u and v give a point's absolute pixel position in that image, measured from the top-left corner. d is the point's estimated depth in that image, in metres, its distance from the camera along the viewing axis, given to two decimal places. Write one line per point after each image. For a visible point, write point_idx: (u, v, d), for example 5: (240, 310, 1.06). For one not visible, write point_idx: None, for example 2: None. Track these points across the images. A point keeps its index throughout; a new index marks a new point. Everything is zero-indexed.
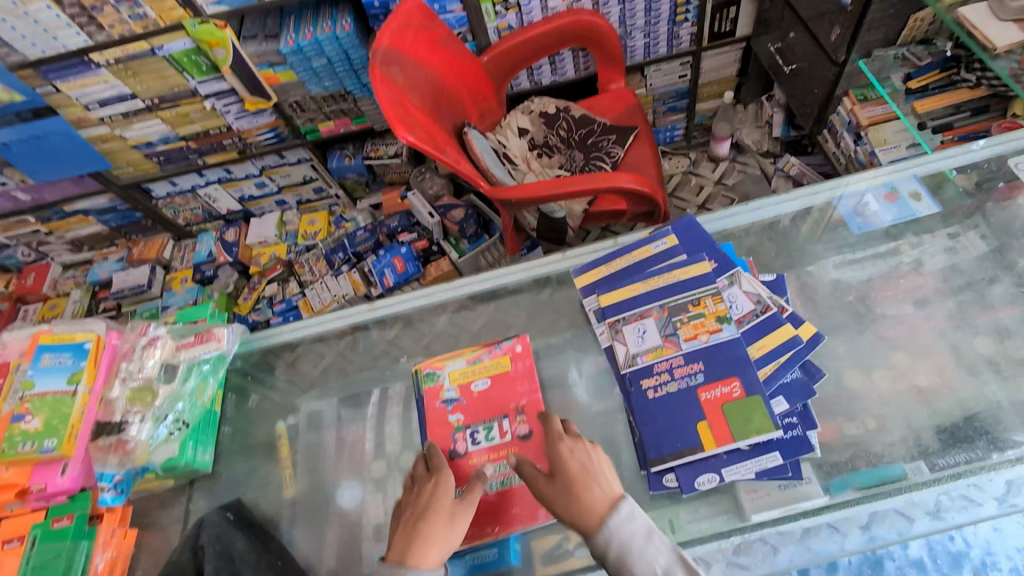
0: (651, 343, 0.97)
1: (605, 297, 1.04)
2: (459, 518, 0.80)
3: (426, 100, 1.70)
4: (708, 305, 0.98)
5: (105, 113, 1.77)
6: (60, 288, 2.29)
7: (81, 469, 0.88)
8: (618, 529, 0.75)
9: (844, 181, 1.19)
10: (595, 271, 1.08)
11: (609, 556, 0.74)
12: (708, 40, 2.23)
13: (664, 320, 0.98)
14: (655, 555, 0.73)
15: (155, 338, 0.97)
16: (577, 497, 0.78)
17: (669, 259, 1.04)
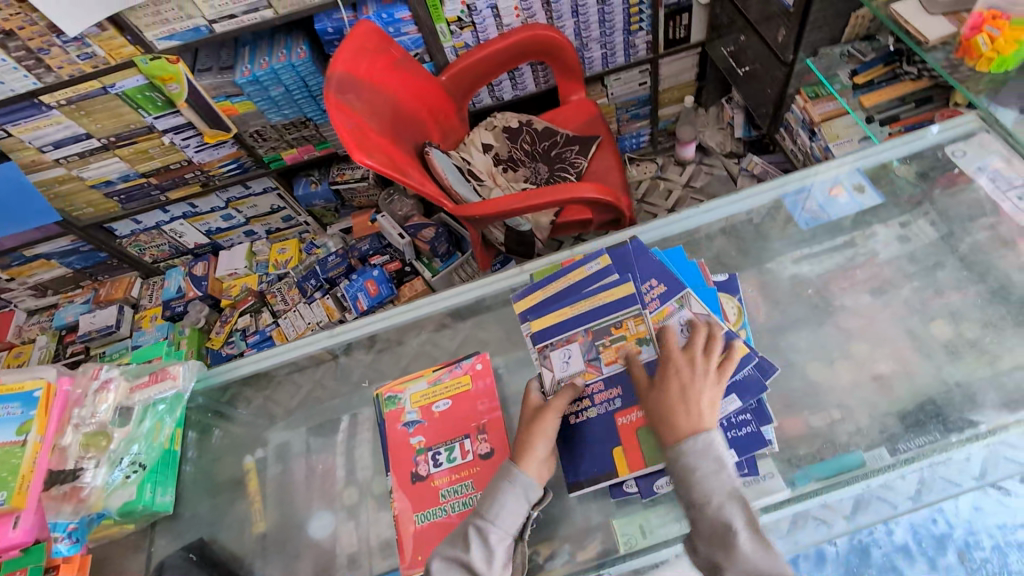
0: (575, 369, 0.93)
1: (537, 322, 0.98)
2: (543, 418, 0.86)
3: (385, 124, 1.70)
4: (629, 328, 0.92)
5: (61, 154, 1.75)
6: (26, 334, 2.25)
7: (35, 521, 0.84)
8: (692, 453, 0.77)
9: (813, 171, 1.20)
10: (533, 294, 1.03)
11: (675, 468, 0.78)
12: (664, 47, 2.27)
13: (588, 344, 0.94)
14: (718, 484, 0.75)
15: (109, 380, 0.96)
16: (666, 417, 0.80)
17: (601, 280, 0.98)
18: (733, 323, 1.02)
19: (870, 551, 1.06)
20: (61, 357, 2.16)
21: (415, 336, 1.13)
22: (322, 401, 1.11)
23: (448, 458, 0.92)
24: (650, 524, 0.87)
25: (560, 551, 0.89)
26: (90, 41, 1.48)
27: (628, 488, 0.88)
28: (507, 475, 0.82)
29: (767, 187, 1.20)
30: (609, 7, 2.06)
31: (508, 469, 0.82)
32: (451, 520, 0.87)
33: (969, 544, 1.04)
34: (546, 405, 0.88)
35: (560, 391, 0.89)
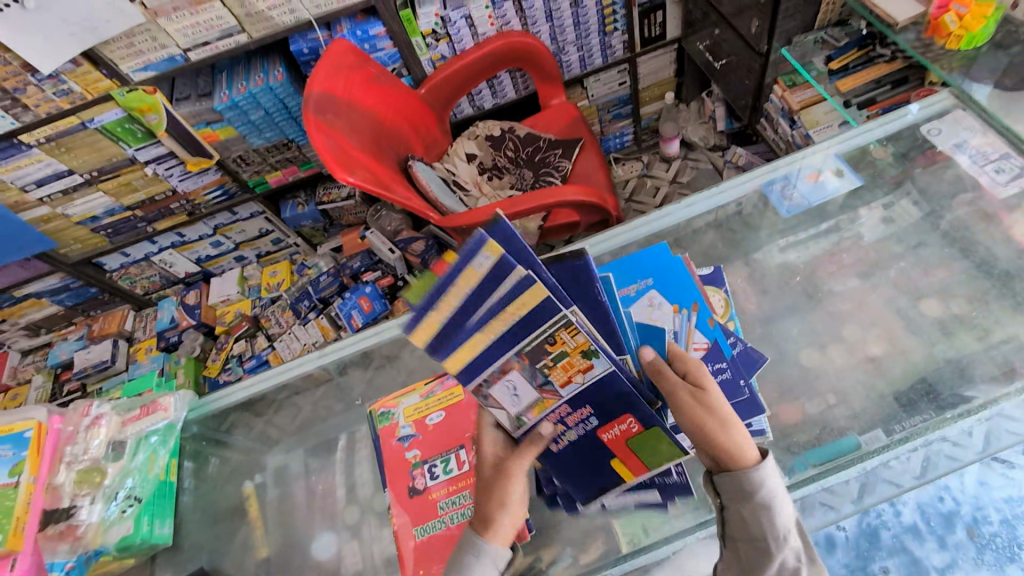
0: (529, 399, 0.72)
1: (456, 366, 0.69)
2: (503, 478, 0.77)
3: (367, 141, 1.70)
4: (567, 339, 0.63)
5: (44, 192, 1.75)
6: (21, 375, 2.23)
7: (32, 562, 0.81)
8: (774, 476, 0.70)
9: (799, 157, 1.19)
10: (420, 330, 0.63)
11: (755, 495, 0.69)
12: (641, 45, 2.29)
13: (526, 369, 0.67)
14: (791, 506, 0.72)
15: (100, 417, 0.95)
16: (734, 428, 0.71)
17: (500, 286, 0.58)
18: (721, 314, 1.03)
19: (879, 533, 1.06)
20: (58, 396, 2.14)
21: (406, 351, 1.12)
22: (317, 422, 1.10)
23: (445, 469, 0.92)
24: (654, 522, 0.87)
25: (562, 556, 0.88)
26: (65, 78, 1.48)
27: None
28: (472, 547, 0.74)
29: (757, 172, 1.18)
30: (583, 10, 2.07)
31: (474, 539, 0.74)
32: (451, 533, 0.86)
33: (977, 519, 1.04)
34: (505, 468, 0.78)
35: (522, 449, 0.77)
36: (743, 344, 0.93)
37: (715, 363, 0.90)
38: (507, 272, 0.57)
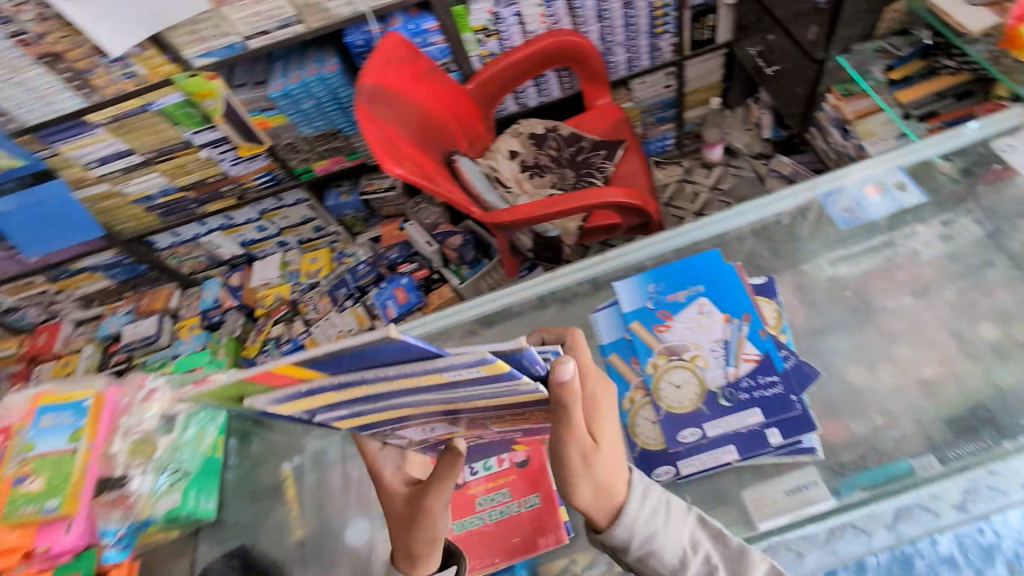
0: (438, 433, 0.82)
1: (345, 420, 0.78)
2: (420, 517, 0.78)
3: (416, 133, 1.72)
4: (464, 405, 0.70)
5: (106, 170, 1.81)
6: (72, 344, 2.28)
7: (86, 526, 0.84)
8: (644, 520, 0.74)
9: (842, 172, 1.16)
10: (308, 399, 0.71)
11: (632, 548, 0.74)
12: (691, 49, 2.26)
13: (430, 419, 0.76)
14: (679, 534, 0.75)
15: (154, 389, 0.93)
16: (605, 485, 0.73)
17: (429, 387, 0.66)
18: (772, 326, 1.00)
19: (914, 562, 1.01)
20: (106, 366, 2.21)
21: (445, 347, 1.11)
22: None
23: (485, 466, 0.96)
24: None
25: (599, 561, 0.87)
26: (133, 60, 1.53)
27: (657, 474, 0.92)
28: None
29: (819, 182, 1.16)
30: (633, 11, 2.04)
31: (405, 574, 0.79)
32: (487, 528, 0.91)
33: (1019, 555, 1.01)
34: (424, 504, 0.77)
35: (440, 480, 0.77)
36: (797, 358, 0.96)
37: (766, 376, 0.93)
38: (446, 380, 0.64)
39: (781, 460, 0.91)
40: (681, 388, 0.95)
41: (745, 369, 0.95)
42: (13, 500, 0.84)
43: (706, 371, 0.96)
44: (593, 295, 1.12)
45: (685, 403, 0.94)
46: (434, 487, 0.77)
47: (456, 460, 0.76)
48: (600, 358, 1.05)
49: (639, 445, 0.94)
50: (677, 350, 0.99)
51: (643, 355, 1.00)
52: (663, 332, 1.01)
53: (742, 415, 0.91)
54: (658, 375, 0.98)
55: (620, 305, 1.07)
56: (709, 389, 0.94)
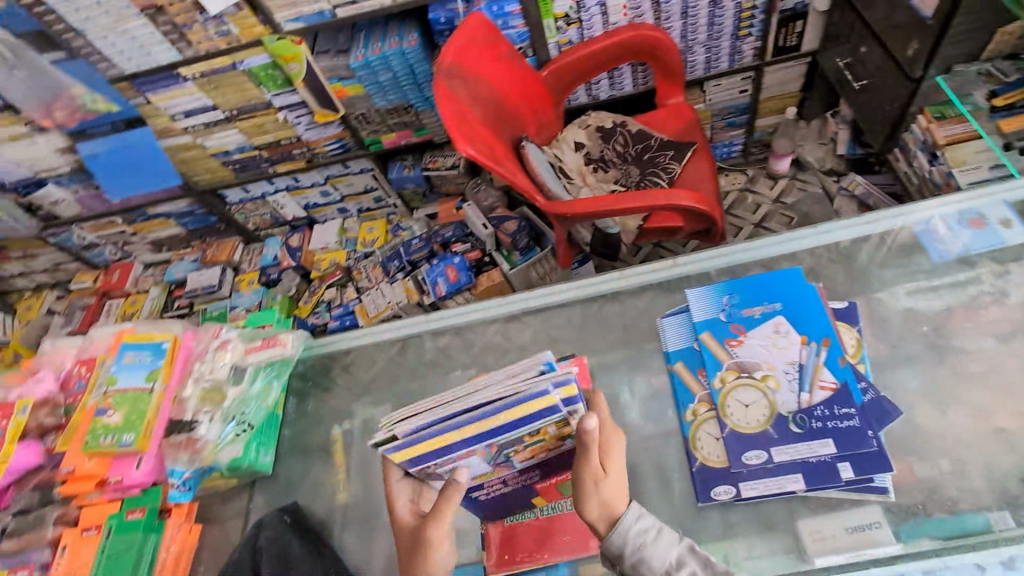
0: (480, 470, 0.81)
1: (400, 454, 0.77)
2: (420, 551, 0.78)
3: (487, 114, 1.71)
4: (550, 431, 0.77)
5: (190, 123, 1.88)
6: (141, 285, 2.43)
7: (154, 464, 0.91)
8: (636, 529, 0.78)
9: (909, 208, 1.12)
10: (418, 447, 0.75)
11: (625, 555, 0.77)
12: (772, 53, 2.12)
13: (492, 456, 0.77)
14: (667, 549, 0.77)
15: (228, 341, 1.01)
16: (609, 506, 0.79)
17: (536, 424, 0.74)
18: (851, 355, 0.98)
19: None
20: (169, 309, 2.36)
21: (506, 328, 1.15)
22: (401, 381, 1.13)
23: None
24: (735, 555, 0.86)
25: None
26: (227, 19, 1.57)
27: (717, 494, 0.89)
28: None
29: (899, 212, 1.13)
30: (720, 11, 1.96)
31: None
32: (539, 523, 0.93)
33: None
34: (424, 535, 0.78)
35: (438, 508, 0.77)
36: (876, 392, 0.93)
37: (843, 407, 0.89)
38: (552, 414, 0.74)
39: (847, 496, 0.86)
40: (750, 408, 0.93)
41: (821, 397, 0.91)
42: (93, 429, 0.90)
43: (778, 393, 0.93)
44: (657, 302, 1.11)
45: (753, 424, 0.92)
46: (434, 521, 0.77)
47: (455, 494, 0.77)
48: (665, 366, 1.04)
49: (699, 459, 0.93)
50: (748, 367, 0.96)
51: (711, 367, 0.98)
52: (735, 347, 0.99)
53: (813, 444, 0.88)
54: (726, 391, 0.96)
55: (690, 313, 1.06)
56: (780, 413, 0.91)
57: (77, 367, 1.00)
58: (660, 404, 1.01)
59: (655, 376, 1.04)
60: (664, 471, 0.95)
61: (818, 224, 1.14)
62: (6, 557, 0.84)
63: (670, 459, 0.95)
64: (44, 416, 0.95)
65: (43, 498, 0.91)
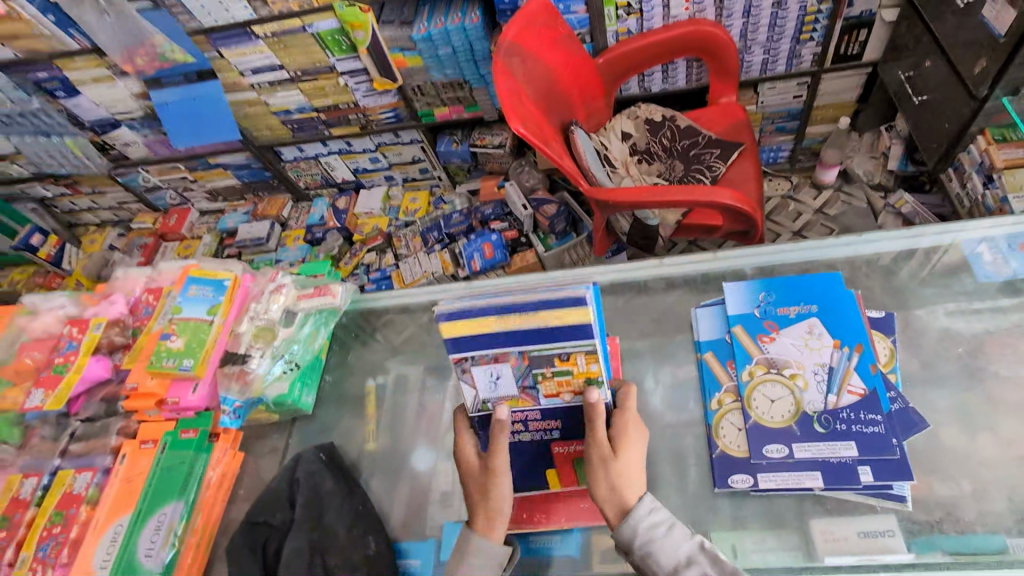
0: (506, 392, 0.84)
1: (448, 329, 0.78)
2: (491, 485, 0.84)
3: (540, 94, 1.74)
4: (579, 363, 0.80)
5: (256, 79, 1.96)
6: (195, 232, 2.60)
7: (208, 391, 0.98)
8: (646, 523, 0.80)
9: (959, 228, 1.08)
10: (463, 322, 0.78)
11: (634, 547, 0.79)
12: (831, 61, 2.08)
13: (522, 373, 0.81)
14: (677, 544, 0.78)
15: (282, 285, 1.08)
16: (622, 490, 0.82)
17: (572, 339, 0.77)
18: (882, 364, 1.00)
19: None
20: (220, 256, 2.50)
21: None
22: (435, 345, 1.18)
23: None
24: (743, 546, 0.88)
25: None
26: None
27: (734, 482, 0.92)
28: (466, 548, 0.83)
29: (946, 229, 1.09)
30: (784, 12, 1.92)
31: (476, 541, 0.82)
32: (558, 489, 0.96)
33: None
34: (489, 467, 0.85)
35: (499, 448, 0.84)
36: (904, 403, 0.96)
37: (869, 413, 0.92)
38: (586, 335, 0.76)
39: (864, 500, 0.88)
40: (775, 403, 0.96)
41: (848, 401, 0.93)
42: (158, 351, 0.98)
43: (805, 393, 0.95)
44: (691, 295, 1.14)
45: (777, 419, 0.95)
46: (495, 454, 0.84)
47: (501, 433, 0.83)
48: (694, 354, 1.07)
49: (720, 447, 0.95)
50: (778, 363, 0.99)
51: (741, 361, 1.01)
52: (767, 343, 1.01)
53: (835, 445, 0.90)
54: (753, 384, 0.98)
55: (725, 306, 1.08)
56: (805, 411, 0.94)
57: (145, 294, 1.09)
58: (684, 393, 1.04)
59: (681, 367, 1.07)
60: (681, 457, 0.98)
61: (866, 232, 1.12)
62: (76, 458, 0.95)
63: (688, 447, 0.98)
64: (115, 334, 1.04)
65: (108, 410, 1.00)
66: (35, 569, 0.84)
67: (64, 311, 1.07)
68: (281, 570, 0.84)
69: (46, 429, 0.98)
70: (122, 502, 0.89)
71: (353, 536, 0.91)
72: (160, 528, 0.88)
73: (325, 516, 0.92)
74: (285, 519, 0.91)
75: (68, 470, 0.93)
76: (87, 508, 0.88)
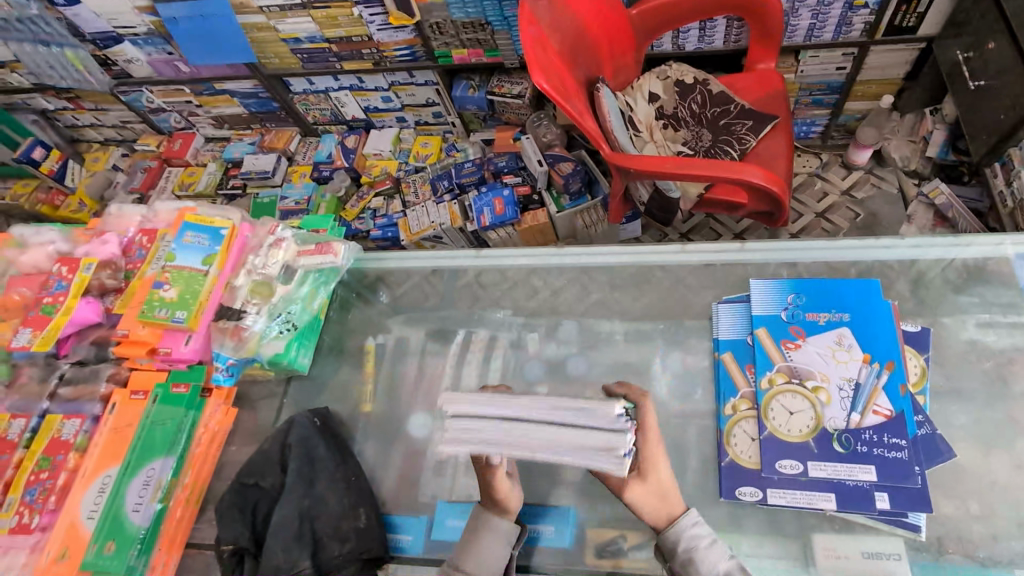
0: None
1: None
2: None
3: (567, 45, 1.61)
4: None
5: (265, 3, 1.82)
6: (200, 158, 2.52)
7: (202, 344, 0.96)
8: (690, 532, 0.80)
9: (965, 241, 1.05)
10: None
11: (677, 551, 0.79)
12: (884, 33, 1.91)
13: None
14: (718, 558, 0.78)
15: (282, 239, 1.03)
16: (658, 504, 0.81)
17: None
18: (911, 383, 0.95)
19: None
20: (224, 187, 2.42)
21: (551, 274, 1.12)
22: (433, 308, 1.13)
23: None
24: (740, 550, 0.86)
25: (647, 545, 0.88)
26: None
27: (741, 495, 0.89)
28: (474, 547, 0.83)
29: (955, 242, 1.05)
30: None
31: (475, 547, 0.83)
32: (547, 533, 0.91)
33: None
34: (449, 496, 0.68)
35: None
36: (931, 428, 0.91)
37: (894, 437, 0.88)
38: None
39: (874, 523, 0.86)
40: (795, 416, 0.92)
41: (871, 421, 0.89)
42: (150, 301, 0.94)
43: (826, 409, 0.91)
44: (712, 283, 1.07)
45: (794, 433, 0.91)
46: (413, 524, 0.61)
47: None
48: (711, 352, 1.02)
49: (730, 455, 0.92)
50: (800, 374, 0.94)
51: (761, 366, 0.96)
52: (791, 350, 0.96)
53: (853, 467, 0.87)
54: (772, 393, 0.94)
55: (750, 305, 1.02)
56: (825, 428, 0.90)
57: (139, 236, 1.05)
58: (692, 385, 1.00)
59: (692, 355, 1.02)
60: (683, 451, 0.95)
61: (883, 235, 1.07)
62: (65, 402, 0.93)
63: (690, 441, 0.95)
64: (107, 277, 0.98)
65: (99, 354, 0.98)
66: (21, 513, 0.83)
67: (54, 247, 1.02)
68: (271, 537, 0.85)
69: (34, 369, 0.96)
70: (109, 454, 0.87)
71: (344, 507, 0.90)
72: (149, 483, 0.87)
73: (317, 485, 0.91)
74: (276, 484, 0.91)
75: (57, 415, 0.91)
76: (75, 456, 0.87)
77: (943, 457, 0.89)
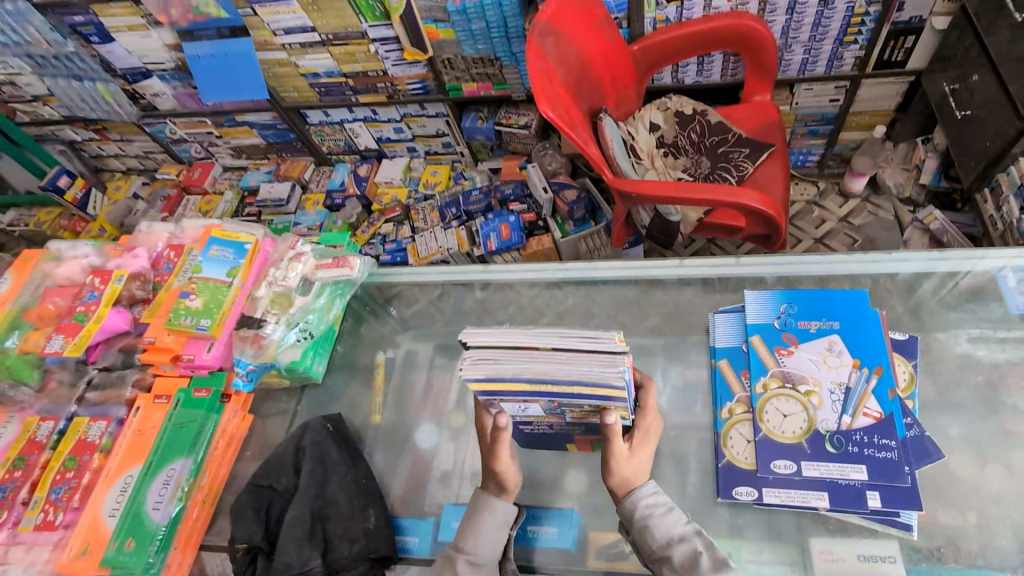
0: None
1: None
2: None
3: (570, 77, 1.70)
4: None
5: (287, 40, 1.94)
6: (218, 187, 2.62)
7: (223, 352, 1.01)
8: (646, 501, 0.83)
9: (981, 254, 1.07)
10: None
11: (634, 519, 0.83)
12: (874, 67, 2.00)
13: None
14: (674, 524, 0.81)
15: (302, 253, 1.10)
16: (631, 472, 0.85)
17: None
18: (900, 389, 0.99)
19: None
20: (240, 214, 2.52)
21: (555, 290, 1.17)
22: (443, 324, 1.18)
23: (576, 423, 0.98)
24: (739, 555, 0.89)
25: None
26: None
27: (738, 494, 0.92)
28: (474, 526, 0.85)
29: (969, 254, 1.07)
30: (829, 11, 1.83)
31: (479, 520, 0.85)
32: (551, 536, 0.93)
33: None
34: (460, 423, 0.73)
35: None
36: (920, 430, 0.95)
37: (883, 438, 0.91)
38: None
39: (868, 524, 0.88)
40: (788, 418, 0.95)
41: (862, 423, 0.92)
42: (177, 310, 1.00)
43: (819, 411, 0.95)
44: (709, 299, 1.12)
45: (788, 434, 0.94)
46: None
47: None
48: (709, 361, 1.06)
49: (727, 457, 0.95)
50: (793, 378, 0.98)
51: (756, 372, 1.00)
52: (784, 356, 1.00)
53: (845, 467, 0.90)
54: (765, 397, 0.98)
55: (744, 315, 1.06)
56: (817, 429, 0.93)
57: (167, 251, 1.11)
58: (690, 397, 1.04)
59: (691, 368, 1.07)
60: (683, 459, 0.98)
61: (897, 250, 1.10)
62: (92, 406, 0.98)
63: (690, 450, 0.99)
64: (136, 288, 1.05)
65: (126, 360, 1.04)
66: (46, 511, 0.87)
67: (88, 261, 1.08)
68: (283, 536, 0.88)
69: (64, 374, 1.02)
70: (133, 455, 0.92)
71: (354, 508, 0.94)
72: (168, 482, 0.91)
73: (328, 486, 0.95)
74: (289, 485, 0.95)
75: (84, 418, 0.96)
76: (99, 456, 0.92)
77: (931, 458, 0.93)
